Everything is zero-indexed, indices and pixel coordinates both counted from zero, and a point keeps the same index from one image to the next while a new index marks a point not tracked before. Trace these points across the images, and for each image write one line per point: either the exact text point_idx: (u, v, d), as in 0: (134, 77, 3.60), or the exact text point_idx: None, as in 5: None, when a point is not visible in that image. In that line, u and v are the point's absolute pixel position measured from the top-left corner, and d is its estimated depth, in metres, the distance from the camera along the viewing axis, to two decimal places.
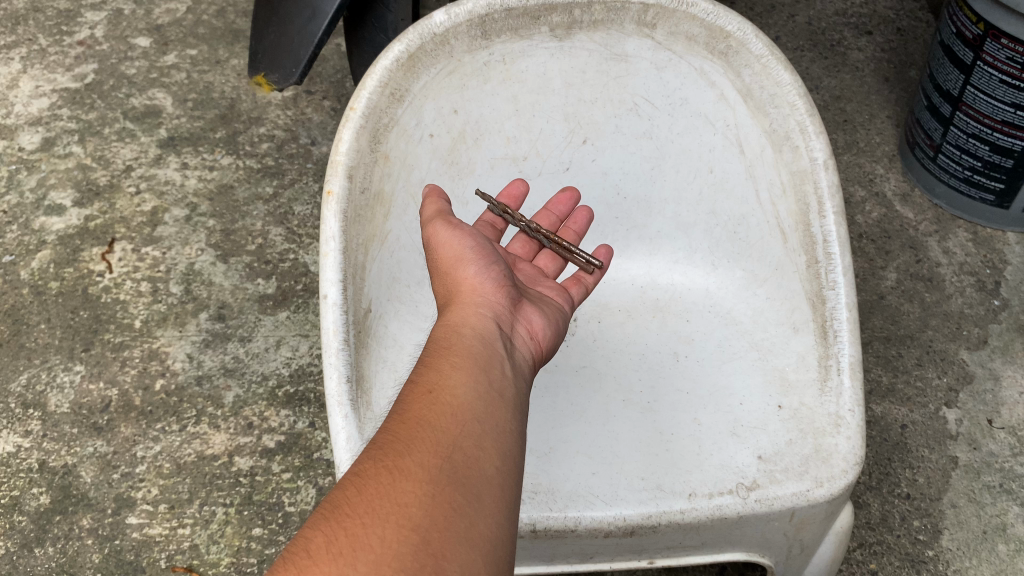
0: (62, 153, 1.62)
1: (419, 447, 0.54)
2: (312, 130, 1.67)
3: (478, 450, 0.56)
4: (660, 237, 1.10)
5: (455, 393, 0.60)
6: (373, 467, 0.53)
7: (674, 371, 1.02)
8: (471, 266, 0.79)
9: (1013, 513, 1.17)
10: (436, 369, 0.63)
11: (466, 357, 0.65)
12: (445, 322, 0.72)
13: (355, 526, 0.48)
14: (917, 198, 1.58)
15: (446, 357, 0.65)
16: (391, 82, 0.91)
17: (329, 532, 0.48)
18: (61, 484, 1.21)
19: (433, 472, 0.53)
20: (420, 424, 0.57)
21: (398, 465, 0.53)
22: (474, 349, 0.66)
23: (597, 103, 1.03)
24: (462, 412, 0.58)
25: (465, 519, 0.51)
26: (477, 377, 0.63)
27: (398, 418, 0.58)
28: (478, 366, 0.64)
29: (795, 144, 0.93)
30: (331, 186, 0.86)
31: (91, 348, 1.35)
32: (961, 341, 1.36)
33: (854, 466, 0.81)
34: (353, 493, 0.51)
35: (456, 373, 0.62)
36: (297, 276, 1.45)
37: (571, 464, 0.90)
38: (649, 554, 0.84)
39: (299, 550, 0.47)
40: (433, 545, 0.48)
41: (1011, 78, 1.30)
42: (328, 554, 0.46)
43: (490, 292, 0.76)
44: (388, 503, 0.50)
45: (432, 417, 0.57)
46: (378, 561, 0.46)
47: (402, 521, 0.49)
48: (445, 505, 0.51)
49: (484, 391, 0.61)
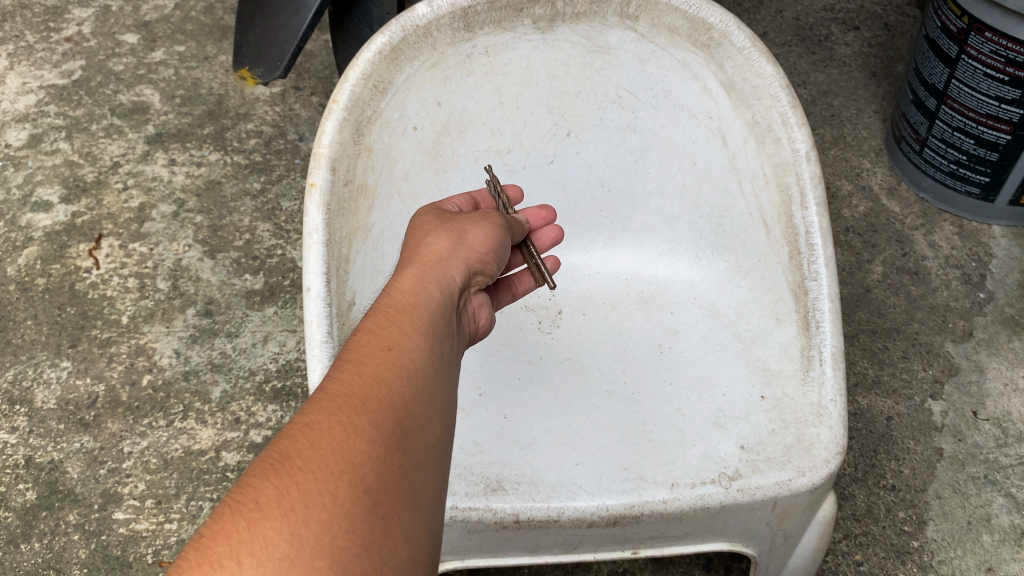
0: (49, 150, 1.61)
1: (374, 406, 0.53)
2: (300, 126, 1.67)
3: (425, 419, 0.55)
4: (645, 230, 1.11)
5: (410, 355, 0.59)
6: (325, 418, 0.50)
7: (658, 363, 1.03)
8: (443, 232, 0.78)
9: (998, 504, 1.18)
10: (392, 326, 0.61)
11: (423, 322, 0.63)
12: (403, 277, 0.70)
13: (307, 480, 0.46)
14: (903, 192, 1.58)
15: (403, 316, 0.63)
16: (373, 75, 0.92)
17: (281, 484, 0.45)
18: (48, 480, 1.21)
19: (384, 433, 0.51)
20: (375, 381, 0.55)
21: (353, 423, 0.51)
22: (429, 313, 0.65)
23: (580, 95, 1.03)
24: (414, 375, 0.57)
25: (410, 488, 0.50)
26: (431, 343, 0.62)
27: (349, 369, 0.55)
28: (432, 333, 0.63)
29: (778, 135, 0.93)
30: (313, 178, 0.87)
31: (78, 344, 1.35)
32: (947, 334, 1.37)
33: (836, 456, 0.81)
34: (303, 444, 0.48)
35: (412, 336, 0.61)
36: (284, 271, 1.45)
37: (555, 455, 0.90)
38: (633, 544, 0.84)
39: (246, 499, 0.44)
40: (381, 511, 0.47)
41: (995, 71, 1.31)
42: (280, 507, 0.44)
43: (452, 258, 0.75)
44: (342, 460, 0.48)
45: (385, 376, 0.56)
46: (330, 520, 0.45)
47: (354, 481, 0.47)
48: (392, 468, 0.50)
49: (435, 358, 0.61)
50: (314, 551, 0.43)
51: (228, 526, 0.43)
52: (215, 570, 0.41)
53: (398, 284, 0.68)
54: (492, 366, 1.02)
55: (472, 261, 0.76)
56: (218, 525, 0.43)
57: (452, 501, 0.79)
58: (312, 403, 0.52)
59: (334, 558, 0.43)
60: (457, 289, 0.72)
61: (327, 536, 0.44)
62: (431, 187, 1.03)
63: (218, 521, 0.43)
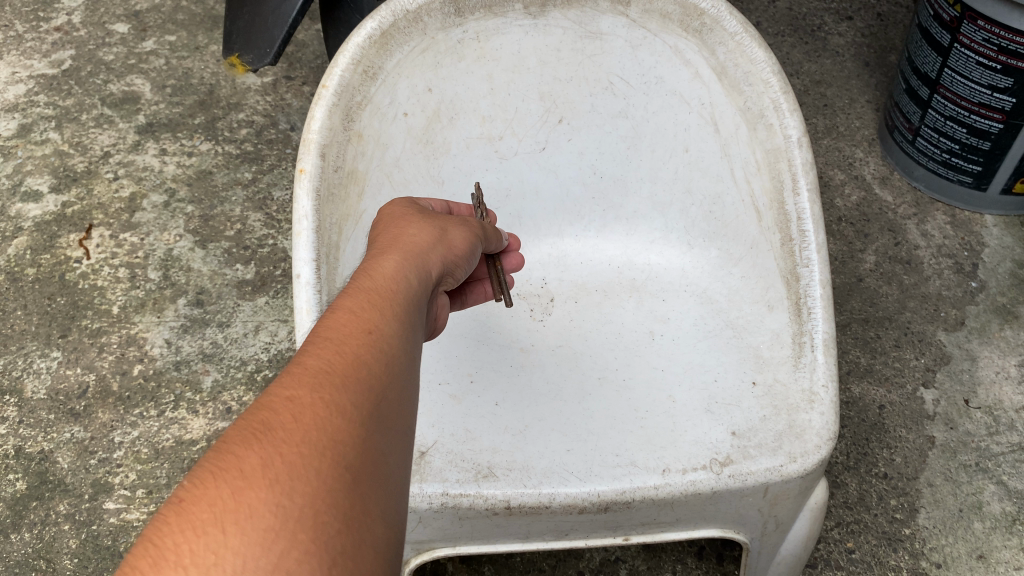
0: (39, 139, 1.60)
1: (355, 382, 0.50)
2: (291, 116, 1.66)
3: (403, 401, 0.53)
4: (637, 217, 1.11)
5: (392, 336, 0.56)
6: (306, 392, 0.47)
7: (650, 350, 1.03)
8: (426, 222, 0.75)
9: (989, 492, 1.18)
10: (372, 302, 0.58)
11: (404, 305, 0.60)
12: (383, 255, 0.67)
13: (291, 453, 0.43)
14: (896, 181, 1.58)
15: (384, 292, 0.60)
16: (363, 60, 0.91)
17: (264, 454, 0.43)
18: (38, 470, 1.20)
19: (365, 409, 0.49)
20: (356, 359, 0.52)
21: (336, 395, 0.48)
22: (410, 292, 0.63)
23: (572, 81, 1.03)
24: (395, 351, 0.55)
25: (387, 466, 0.48)
26: (410, 327, 0.59)
27: (329, 341, 0.52)
28: (412, 312, 0.60)
29: (770, 121, 0.92)
30: (303, 164, 0.86)
31: (68, 334, 1.34)
32: (939, 322, 1.37)
33: (827, 442, 0.81)
34: (286, 414, 0.45)
35: (393, 318, 0.58)
36: (276, 261, 1.44)
37: (546, 441, 0.90)
38: (625, 531, 0.84)
39: (226, 468, 0.42)
40: (360, 491, 0.45)
41: (987, 59, 1.31)
42: (263, 478, 0.42)
43: (434, 245, 0.72)
44: (325, 432, 0.45)
45: (367, 350, 0.53)
46: (311, 496, 0.42)
47: (336, 457, 0.45)
48: (371, 447, 0.47)
49: (413, 341, 0.58)
50: (297, 525, 0.41)
51: (209, 494, 0.40)
52: (197, 540, 0.38)
53: (378, 260, 0.65)
54: (483, 353, 1.02)
55: (452, 249, 0.74)
56: (198, 491, 0.40)
57: (443, 488, 0.79)
58: (291, 374, 0.49)
59: (317, 534, 0.41)
60: (437, 272, 0.69)
61: (310, 511, 0.42)
62: (422, 174, 1.02)
63: (199, 488, 0.40)
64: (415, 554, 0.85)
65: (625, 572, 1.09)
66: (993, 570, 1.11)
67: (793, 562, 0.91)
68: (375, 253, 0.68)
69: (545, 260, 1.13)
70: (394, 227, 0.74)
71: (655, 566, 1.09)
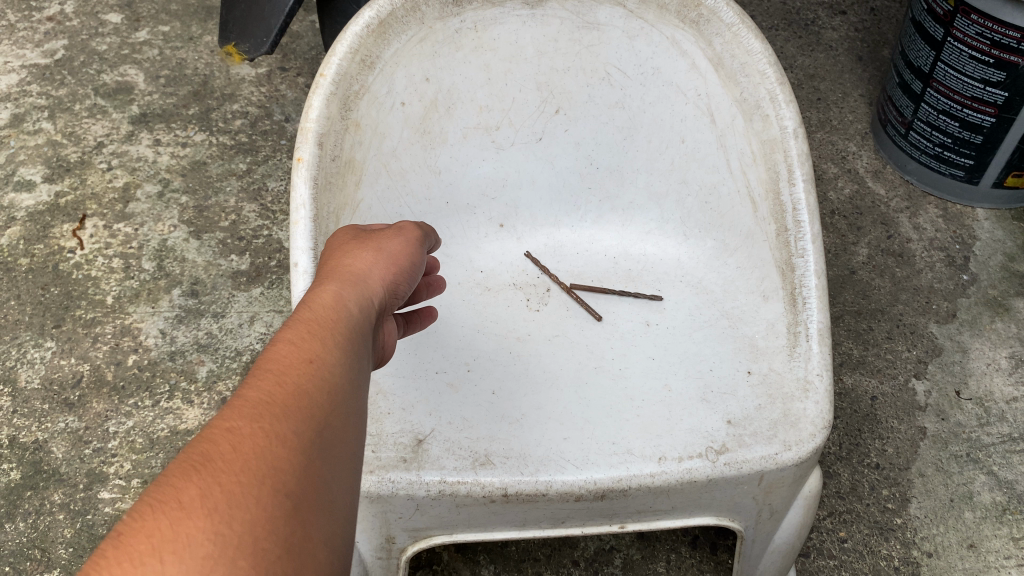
0: (32, 130, 1.60)
1: (297, 410, 0.48)
2: (286, 107, 1.66)
3: (347, 427, 0.51)
4: (633, 208, 1.11)
5: (336, 362, 0.53)
6: (246, 421, 0.45)
7: (646, 340, 1.03)
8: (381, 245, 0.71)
9: (980, 482, 1.19)
10: (316, 327, 0.56)
11: (351, 329, 0.58)
12: (327, 280, 0.64)
13: (231, 483, 0.42)
14: (888, 174, 1.59)
15: (329, 317, 0.58)
16: (361, 49, 0.91)
17: (204, 486, 0.41)
18: (33, 460, 1.20)
19: (307, 437, 0.47)
20: (299, 386, 0.49)
21: (277, 425, 0.46)
22: (357, 316, 0.60)
23: (569, 71, 1.03)
24: (339, 376, 0.53)
25: (330, 493, 0.47)
26: (356, 352, 0.56)
27: (270, 370, 0.50)
28: (358, 336, 0.58)
29: (766, 113, 0.93)
30: (300, 153, 0.87)
31: (62, 324, 1.34)
32: (931, 315, 1.38)
33: (822, 431, 0.83)
34: (224, 445, 0.43)
35: (338, 342, 0.55)
36: (271, 252, 1.44)
37: (543, 430, 0.90)
38: (620, 518, 0.84)
39: (165, 499, 0.40)
40: (299, 520, 0.44)
41: (980, 53, 1.31)
42: (203, 508, 0.40)
43: (385, 270, 0.68)
44: (264, 464, 0.44)
45: (309, 380, 0.50)
46: (251, 524, 0.41)
47: (277, 485, 0.43)
48: (313, 474, 0.46)
49: (358, 368, 0.56)
50: (236, 552, 0.40)
51: (148, 526, 0.38)
52: (135, 570, 0.37)
53: (320, 286, 0.62)
54: (479, 343, 1.02)
55: (403, 273, 0.70)
56: (136, 524, 0.38)
57: (441, 475, 0.80)
58: (228, 405, 0.47)
59: (256, 561, 0.40)
60: (386, 290, 0.66)
61: (250, 540, 0.41)
62: (418, 164, 1.03)
63: (137, 518, 0.39)
64: (412, 542, 0.85)
65: (619, 561, 1.09)
66: (984, 559, 1.12)
67: (787, 550, 0.92)
68: (320, 280, 0.65)
69: (542, 251, 1.13)
70: (342, 249, 0.70)
71: (649, 555, 1.10)
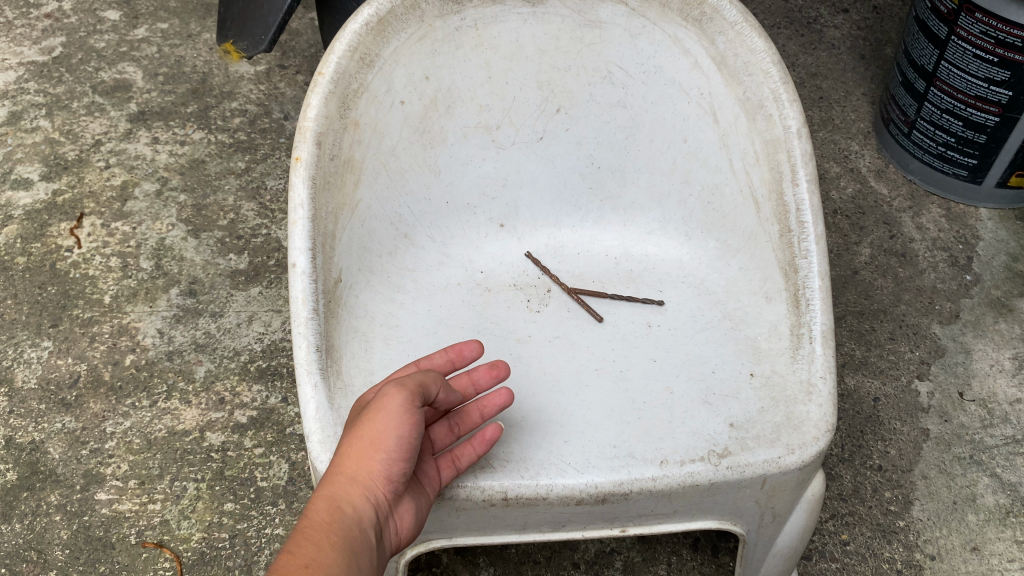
0: (29, 127, 1.59)
1: None
2: (285, 105, 1.65)
3: None
4: (634, 208, 1.10)
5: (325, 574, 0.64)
6: None
7: (647, 341, 1.01)
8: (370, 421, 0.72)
9: (983, 484, 1.18)
10: (316, 538, 0.67)
11: (345, 538, 0.68)
12: (322, 496, 0.71)
13: None
14: (891, 174, 1.58)
15: (324, 525, 0.68)
16: (360, 47, 0.91)
17: None
18: (29, 461, 1.19)
19: None
20: None
21: None
22: (355, 520, 0.69)
23: (571, 70, 1.02)
24: None
25: None
26: (348, 563, 0.67)
27: None
28: (354, 541, 0.68)
29: (769, 112, 0.92)
30: (298, 152, 0.87)
31: (60, 323, 1.33)
32: (934, 315, 1.37)
33: (825, 434, 0.82)
34: None
35: (331, 556, 0.66)
36: (269, 251, 1.43)
37: (543, 433, 0.89)
38: (621, 522, 0.83)
39: None
40: None
41: (984, 52, 1.30)
42: None
43: (378, 458, 0.71)
44: None
45: None
46: None
47: None
48: None
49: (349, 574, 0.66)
50: None
51: None
52: None
53: (315, 501, 0.71)
54: (480, 344, 1.01)
55: (394, 455, 0.71)
56: None
57: None
58: None
59: None
60: (385, 481, 0.71)
61: None
62: (418, 164, 1.02)
63: None
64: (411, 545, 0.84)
65: (620, 563, 1.08)
66: (987, 562, 1.12)
67: (789, 553, 0.91)
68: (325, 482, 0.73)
69: (543, 251, 1.12)
70: (348, 426, 0.75)
71: (650, 558, 1.09)
